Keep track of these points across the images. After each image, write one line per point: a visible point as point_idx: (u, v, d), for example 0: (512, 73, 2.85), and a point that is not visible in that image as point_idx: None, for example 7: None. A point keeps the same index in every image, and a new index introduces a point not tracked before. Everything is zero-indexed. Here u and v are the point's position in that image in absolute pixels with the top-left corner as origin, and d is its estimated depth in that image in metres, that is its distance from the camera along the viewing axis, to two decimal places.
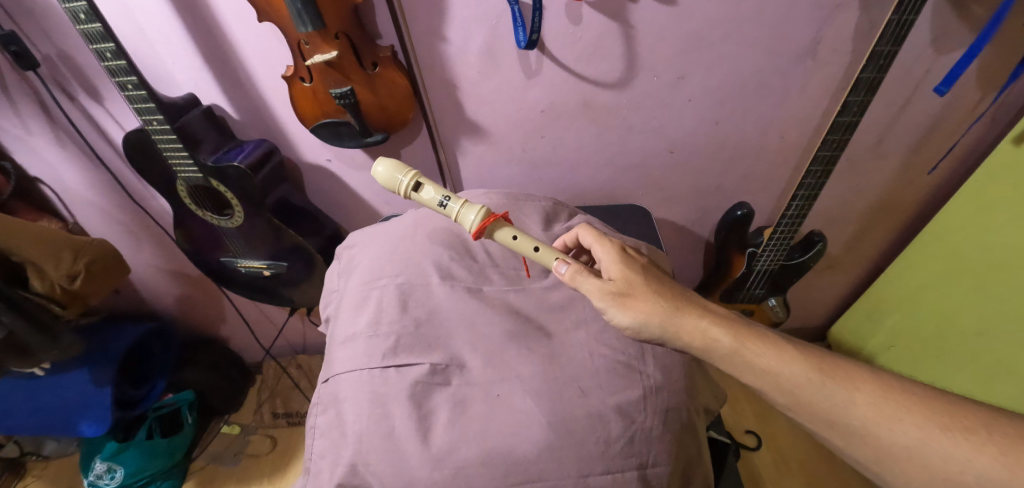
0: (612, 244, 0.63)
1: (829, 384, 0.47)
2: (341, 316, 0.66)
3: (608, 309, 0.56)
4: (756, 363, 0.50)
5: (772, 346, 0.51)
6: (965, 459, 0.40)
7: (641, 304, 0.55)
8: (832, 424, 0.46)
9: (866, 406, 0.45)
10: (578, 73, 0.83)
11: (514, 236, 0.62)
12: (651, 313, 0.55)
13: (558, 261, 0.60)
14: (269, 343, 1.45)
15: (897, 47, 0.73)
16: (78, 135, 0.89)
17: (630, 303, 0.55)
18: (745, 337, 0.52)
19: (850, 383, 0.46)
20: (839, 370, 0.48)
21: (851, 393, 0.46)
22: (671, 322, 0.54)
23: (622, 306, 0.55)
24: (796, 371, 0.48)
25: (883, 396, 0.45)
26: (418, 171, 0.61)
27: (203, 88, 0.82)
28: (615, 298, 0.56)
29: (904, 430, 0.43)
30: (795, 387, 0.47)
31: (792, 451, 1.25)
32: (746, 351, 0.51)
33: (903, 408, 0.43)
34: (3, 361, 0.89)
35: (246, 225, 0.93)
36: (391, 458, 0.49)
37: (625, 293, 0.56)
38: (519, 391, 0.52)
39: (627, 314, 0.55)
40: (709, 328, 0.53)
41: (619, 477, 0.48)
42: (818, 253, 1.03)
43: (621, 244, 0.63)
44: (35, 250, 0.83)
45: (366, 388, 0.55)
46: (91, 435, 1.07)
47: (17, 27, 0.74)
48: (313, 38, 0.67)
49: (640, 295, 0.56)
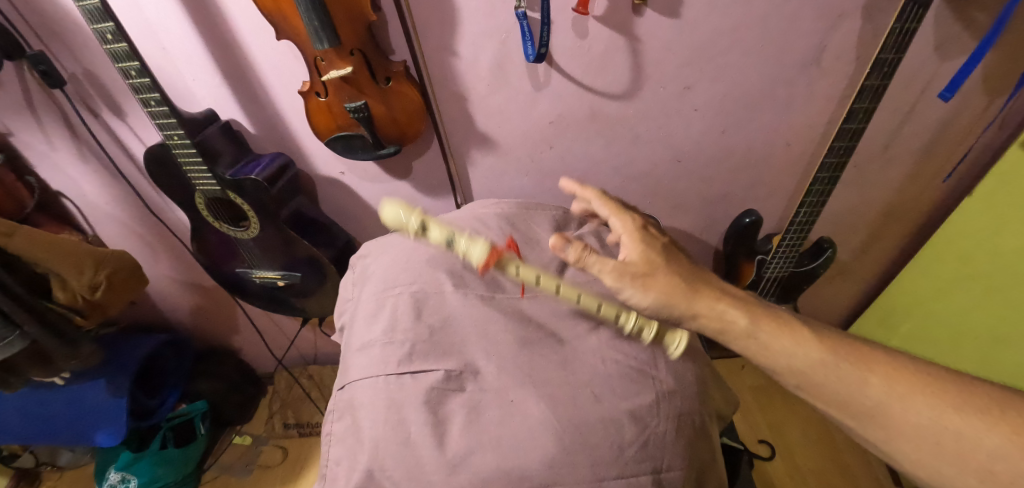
0: (633, 221, 0.63)
1: (841, 364, 0.47)
2: (356, 324, 0.67)
3: (624, 289, 0.56)
4: (769, 345, 0.50)
5: (784, 328, 0.51)
6: (978, 437, 0.40)
7: (659, 285, 0.55)
8: (844, 405, 0.46)
9: (879, 387, 0.45)
10: (585, 86, 0.84)
11: (518, 268, 0.62)
12: (668, 294, 0.55)
13: (556, 236, 0.54)
14: (281, 354, 1.46)
15: (900, 54, 0.74)
16: (100, 150, 0.92)
17: (649, 285, 0.55)
18: (760, 317, 0.52)
19: (864, 365, 0.46)
20: (852, 351, 0.48)
21: (864, 373, 0.46)
22: (687, 303, 0.55)
23: (640, 287, 0.55)
24: (809, 352, 0.48)
25: (895, 377, 0.45)
26: (423, 211, 0.62)
27: (222, 104, 0.85)
28: (633, 279, 0.55)
29: (917, 409, 0.43)
30: (806, 368, 0.48)
31: (806, 461, 1.23)
32: (763, 333, 0.51)
33: (916, 390, 0.44)
34: (23, 369, 0.91)
35: (260, 236, 0.94)
36: (408, 462, 0.50)
37: (644, 274, 0.56)
38: (533, 396, 0.53)
39: (646, 296, 0.55)
40: (726, 310, 0.53)
41: (634, 481, 0.48)
42: (828, 260, 1.04)
43: (640, 222, 0.63)
44: (59, 263, 0.86)
45: (381, 394, 0.56)
46: (107, 444, 1.11)
47: (46, 46, 0.77)
48: (329, 54, 0.70)
49: (659, 276, 0.56)
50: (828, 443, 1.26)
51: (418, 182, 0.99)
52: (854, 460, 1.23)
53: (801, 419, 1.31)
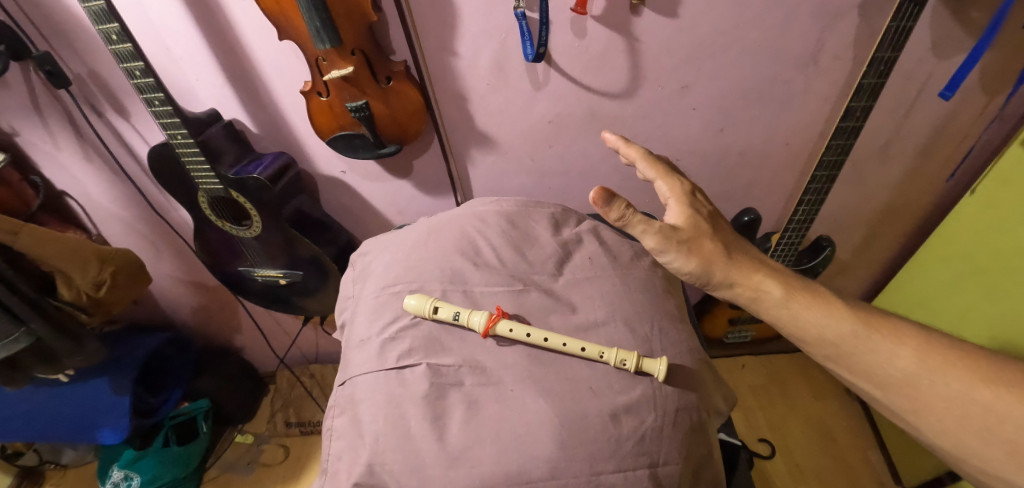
0: (680, 183, 0.60)
1: (873, 337, 0.52)
2: (356, 321, 0.67)
3: (669, 254, 0.55)
4: (802, 317, 0.54)
5: (820, 302, 0.54)
6: (1005, 411, 0.45)
7: (703, 253, 0.55)
8: (872, 376, 0.51)
9: (908, 359, 0.50)
10: (585, 85, 0.85)
11: (510, 327, 0.58)
12: (711, 263, 0.55)
13: (598, 189, 0.48)
14: (283, 352, 1.47)
15: (897, 53, 0.75)
16: (105, 150, 0.94)
17: (694, 252, 0.55)
18: (796, 291, 0.55)
19: (896, 338, 0.52)
20: (884, 326, 0.53)
21: (896, 346, 0.51)
22: (729, 273, 0.55)
23: (686, 254, 0.55)
24: (843, 325, 0.53)
25: (925, 351, 0.50)
26: (437, 303, 0.60)
27: (225, 104, 0.86)
28: (680, 244, 0.54)
29: (945, 382, 0.48)
30: (839, 338, 0.52)
31: (806, 461, 1.24)
32: (796, 303, 0.55)
33: (946, 364, 0.49)
34: (29, 366, 0.92)
35: (262, 235, 0.95)
36: (407, 456, 0.51)
37: (690, 240, 0.55)
38: (531, 391, 0.53)
39: (690, 262, 0.55)
40: (762, 281, 0.55)
41: (631, 475, 0.49)
42: (826, 258, 1.05)
43: (689, 187, 0.60)
44: (63, 261, 0.87)
45: (382, 389, 0.57)
46: (110, 441, 1.12)
47: (51, 47, 0.78)
48: (330, 55, 0.71)
49: (704, 244, 0.56)
50: (827, 442, 1.26)
51: (419, 181, 1.00)
52: (855, 459, 1.23)
53: (801, 418, 1.32)
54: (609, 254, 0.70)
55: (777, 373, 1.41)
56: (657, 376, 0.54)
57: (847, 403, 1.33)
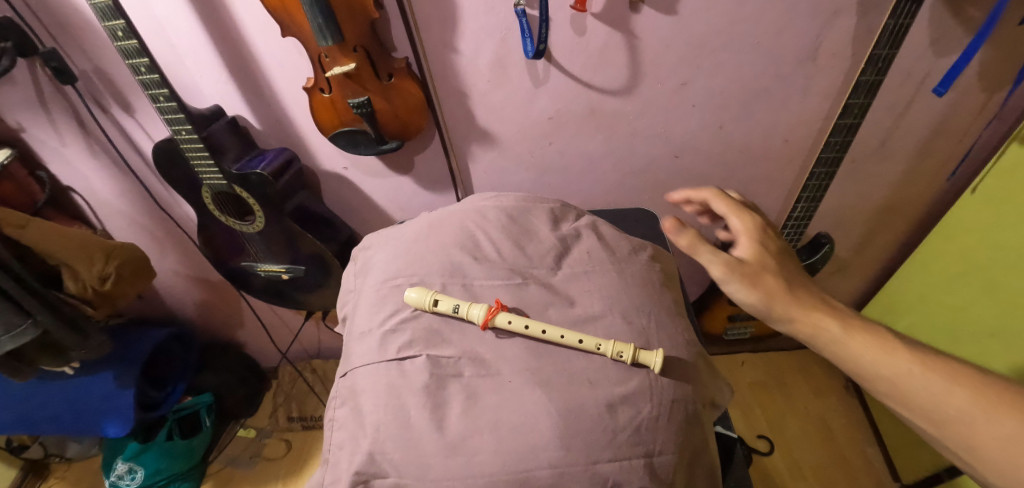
0: (751, 220, 0.62)
1: (929, 375, 0.48)
2: (357, 314, 0.68)
3: (729, 282, 0.56)
4: (856, 353, 0.51)
5: (878, 340, 0.52)
6: None
7: (764, 283, 0.55)
8: (926, 414, 0.47)
9: (963, 398, 0.46)
10: (584, 81, 0.86)
11: (509, 319, 0.59)
12: (772, 295, 0.55)
13: (669, 218, 0.54)
14: (285, 347, 1.48)
15: (894, 50, 0.76)
16: (110, 145, 0.95)
17: (755, 282, 0.55)
18: (856, 329, 0.52)
19: (953, 378, 0.48)
20: (945, 366, 0.49)
21: (952, 386, 0.47)
22: (788, 306, 0.54)
23: (745, 281, 0.55)
24: (897, 361, 0.50)
25: (983, 392, 0.46)
26: (437, 294, 0.61)
27: (228, 99, 0.87)
28: (740, 273, 0.56)
29: (1001, 422, 0.44)
30: (892, 373, 0.49)
31: (805, 457, 1.24)
32: (853, 341, 0.52)
33: (1007, 407, 0.45)
34: (37, 359, 0.94)
35: (266, 230, 0.96)
36: (407, 445, 0.52)
37: (752, 271, 0.56)
38: (530, 382, 0.54)
39: (750, 292, 0.55)
40: (824, 320, 0.53)
41: (627, 464, 0.50)
42: (825, 255, 1.07)
43: (761, 225, 0.62)
44: (69, 254, 0.88)
45: (382, 380, 0.58)
46: (114, 435, 1.12)
47: (57, 44, 0.79)
48: (332, 51, 0.72)
49: (766, 276, 0.56)
50: (827, 439, 1.27)
51: (420, 177, 1.01)
52: (854, 456, 1.23)
53: (801, 415, 1.32)
54: (608, 249, 0.71)
55: (777, 370, 1.42)
56: (654, 367, 0.55)
57: (847, 400, 1.34)
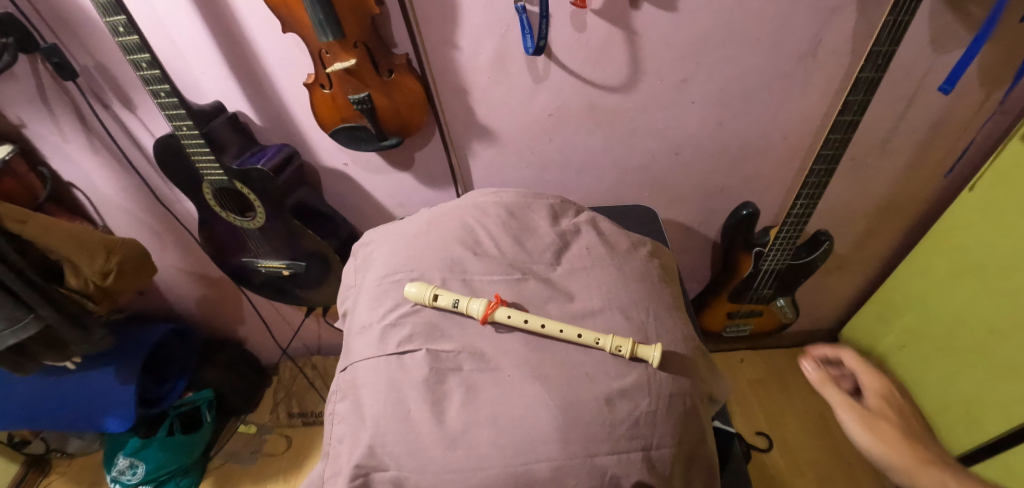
0: (877, 377, 0.73)
1: None
2: (357, 309, 0.69)
3: (850, 424, 0.66)
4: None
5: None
6: None
7: (885, 434, 0.63)
8: None
9: None
10: (584, 78, 0.86)
11: (508, 314, 0.59)
12: (892, 446, 0.62)
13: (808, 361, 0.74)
14: (286, 344, 1.49)
15: (894, 46, 0.74)
16: (111, 141, 0.95)
17: (874, 429, 0.64)
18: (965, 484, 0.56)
19: None
20: None
21: None
22: (908, 458, 0.60)
23: (866, 428, 0.65)
24: None
25: None
26: (437, 289, 0.62)
27: (228, 96, 0.87)
28: (860, 418, 0.66)
29: None
30: None
31: (805, 454, 1.24)
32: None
33: None
34: (39, 353, 0.94)
35: (266, 226, 0.96)
36: (407, 438, 0.52)
37: (873, 418, 0.66)
38: (529, 376, 0.54)
39: (870, 440, 0.64)
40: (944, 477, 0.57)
41: (625, 457, 0.50)
42: (824, 253, 1.05)
43: (892, 391, 0.72)
44: (69, 249, 0.88)
45: (382, 374, 0.58)
46: (115, 429, 1.14)
47: (59, 39, 0.79)
48: (333, 47, 0.72)
49: (886, 426, 0.64)
50: (825, 436, 1.27)
51: (420, 174, 1.01)
52: (852, 453, 1.24)
53: (800, 412, 1.32)
54: (607, 244, 0.71)
55: (776, 368, 1.42)
56: (652, 362, 0.56)
57: None
